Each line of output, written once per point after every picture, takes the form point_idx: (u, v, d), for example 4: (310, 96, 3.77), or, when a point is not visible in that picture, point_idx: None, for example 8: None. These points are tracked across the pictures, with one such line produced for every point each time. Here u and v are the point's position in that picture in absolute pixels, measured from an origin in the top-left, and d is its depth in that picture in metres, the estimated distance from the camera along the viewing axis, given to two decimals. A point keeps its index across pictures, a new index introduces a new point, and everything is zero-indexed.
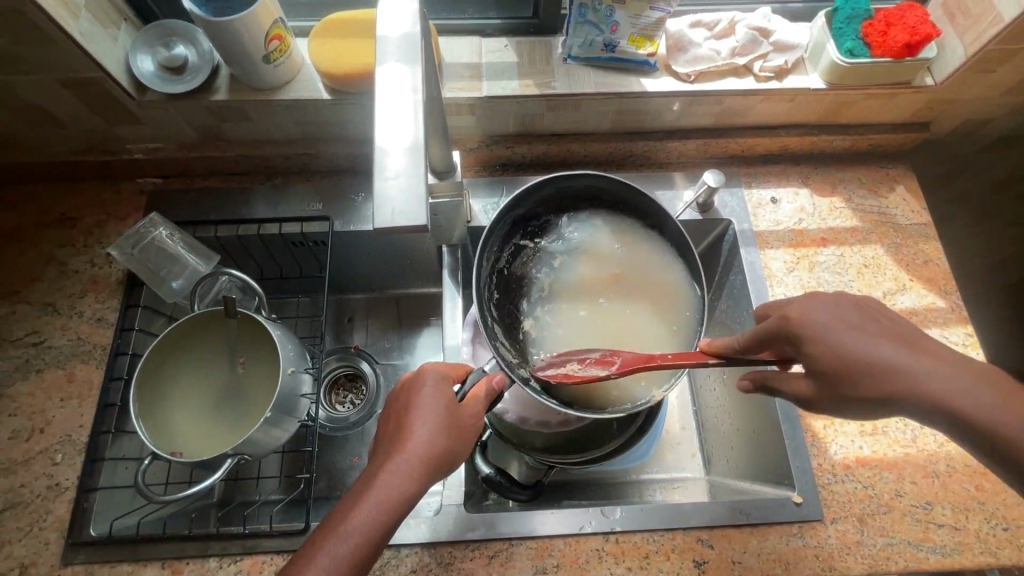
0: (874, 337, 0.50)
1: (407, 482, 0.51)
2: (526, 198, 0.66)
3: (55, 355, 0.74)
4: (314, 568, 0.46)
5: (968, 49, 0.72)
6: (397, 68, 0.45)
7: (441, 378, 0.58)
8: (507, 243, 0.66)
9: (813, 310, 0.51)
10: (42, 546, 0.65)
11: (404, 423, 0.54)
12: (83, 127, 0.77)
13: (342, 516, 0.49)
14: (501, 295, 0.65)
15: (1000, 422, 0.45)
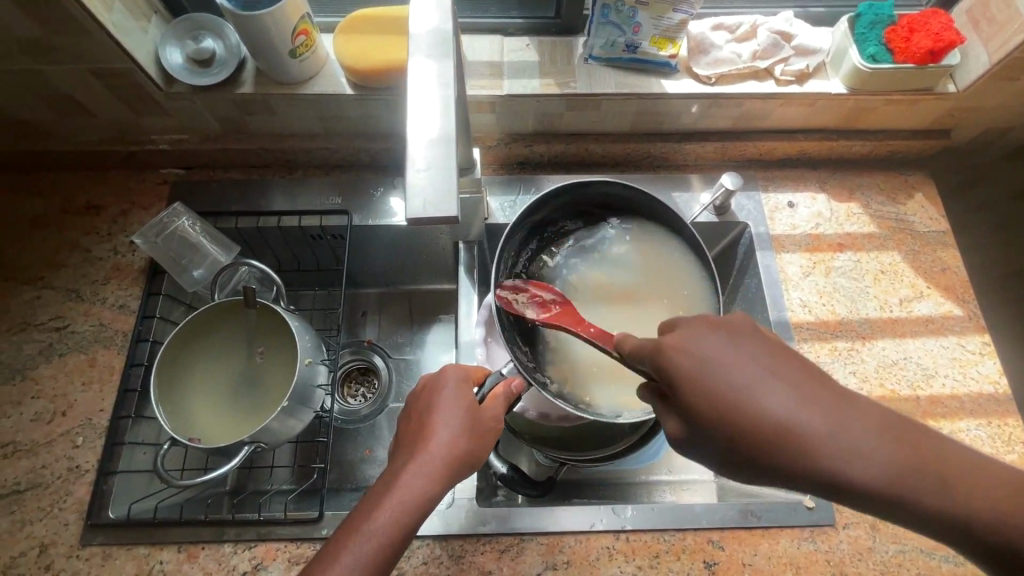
0: (774, 388, 0.41)
1: (428, 482, 0.51)
2: (543, 204, 0.66)
3: (77, 340, 0.76)
4: (337, 567, 0.47)
5: (992, 57, 0.71)
6: (428, 63, 0.46)
7: (462, 378, 0.58)
8: (524, 249, 0.68)
9: (696, 347, 0.43)
10: (62, 527, 0.67)
11: (425, 424, 0.55)
12: (111, 117, 0.78)
13: (364, 516, 0.49)
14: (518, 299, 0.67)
15: (911, 490, 0.39)
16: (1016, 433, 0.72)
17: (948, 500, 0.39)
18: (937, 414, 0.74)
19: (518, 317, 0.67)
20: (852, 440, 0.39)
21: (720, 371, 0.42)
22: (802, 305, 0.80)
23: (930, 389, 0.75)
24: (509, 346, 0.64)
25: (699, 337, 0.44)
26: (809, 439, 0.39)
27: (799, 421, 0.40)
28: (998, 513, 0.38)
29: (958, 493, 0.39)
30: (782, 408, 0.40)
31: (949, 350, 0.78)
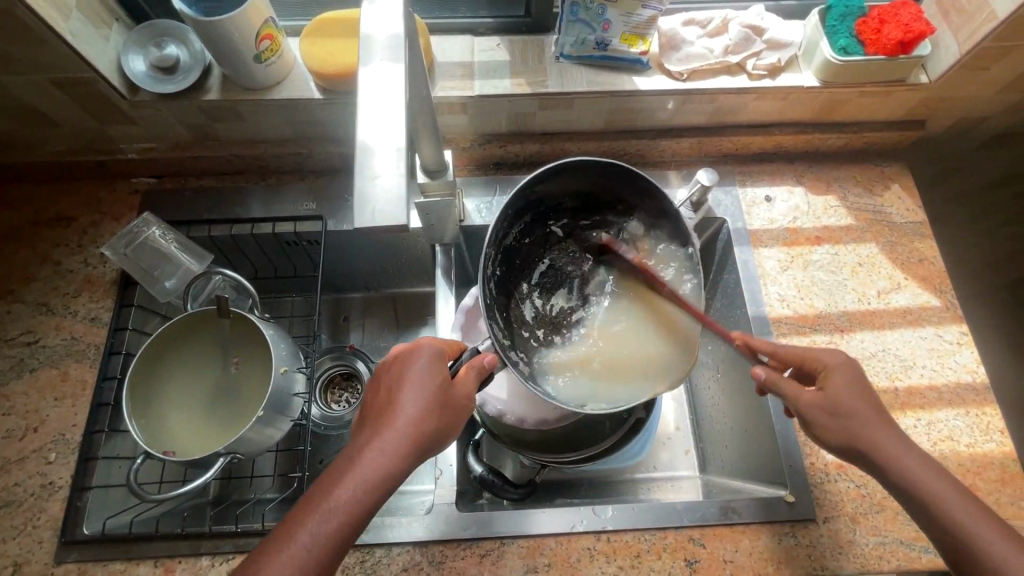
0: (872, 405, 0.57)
1: (393, 459, 0.51)
2: (549, 178, 0.62)
3: (48, 355, 0.75)
4: (296, 544, 0.46)
5: (963, 47, 0.71)
6: (381, 69, 0.45)
7: (436, 354, 0.57)
8: (518, 223, 0.65)
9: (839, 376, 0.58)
10: (35, 545, 0.66)
11: (392, 399, 0.54)
12: (76, 127, 0.77)
13: (325, 492, 0.49)
14: (502, 272, 0.66)
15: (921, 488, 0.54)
16: (994, 423, 0.73)
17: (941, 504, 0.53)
18: (916, 405, 0.74)
19: (499, 292, 0.65)
20: (876, 429, 0.56)
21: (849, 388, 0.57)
22: (780, 299, 0.80)
23: (908, 380, 0.75)
24: (489, 320, 0.61)
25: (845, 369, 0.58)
26: (884, 441, 0.55)
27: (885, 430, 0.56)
28: (971, 520, 0.52)
29: (930, 476, 0.54)
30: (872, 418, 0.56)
31: (927, 340, 0.78)
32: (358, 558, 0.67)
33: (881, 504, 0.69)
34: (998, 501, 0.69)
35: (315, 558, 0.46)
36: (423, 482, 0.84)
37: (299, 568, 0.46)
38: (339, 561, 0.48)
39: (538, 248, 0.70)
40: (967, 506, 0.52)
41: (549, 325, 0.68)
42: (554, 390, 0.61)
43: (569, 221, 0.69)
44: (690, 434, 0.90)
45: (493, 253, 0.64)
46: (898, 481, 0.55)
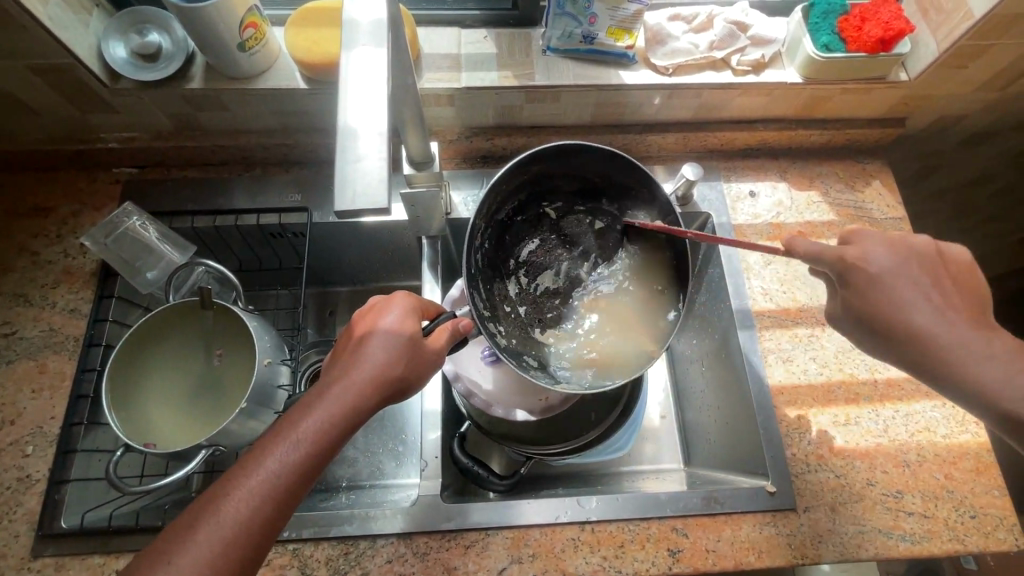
0: (913, 287, 0.52)
1: (359, 399, 0.52)
2: (545, 156, 0.62)
3: (26, 347, 0.73)
4: (263, 471, 0.46)
5: (941, 45, 0.73)
6: (364, 53, 0.45)
7: (410, 305, 0.58)
8: (512, 198, 0.66)
9: (872, 257, 0.52)
10: (11, 539, 0.65)
11: (362, 344, 0.54)
12: (56, 115, 0.75)
13: (292, 425, 0.49)
14: (491, 246, 0.66)
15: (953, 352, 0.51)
16: (970, 414, 0.74)
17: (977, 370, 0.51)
18: (894, 397, 0.76)
19: (486, 265, 0.66)
20: (919, 307, 0.52)
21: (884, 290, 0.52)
22: (763, 292, 0.82)
23: (887, 372, 0.77)
24: (471, 288, 0.61)
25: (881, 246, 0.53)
26: (920, 317, 0.52)
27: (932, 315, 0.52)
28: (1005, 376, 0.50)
29: (969, 334, 0.51)
30: (917, 302, 0.52)
31: None
32: (343, 550, 0.67)
33: (859, 493, 0.70)
34: (972, 490, 0.70)
35: (281, 485, 0.47)
36: (407, 476, 0.85)
37: (266, 493, 0.46)
38: (306, 490, 0.48)
39: (530, 228, 0.70)
40: (993, 364, 0.51)
41: (533, 304, 0.69)
42: (529, 364, 0.62)
43: (565, 204, 0.69)
44: (675, 424, 0.91)
45: (483, 223, 0.64)
46: (939, 354, 0.52)
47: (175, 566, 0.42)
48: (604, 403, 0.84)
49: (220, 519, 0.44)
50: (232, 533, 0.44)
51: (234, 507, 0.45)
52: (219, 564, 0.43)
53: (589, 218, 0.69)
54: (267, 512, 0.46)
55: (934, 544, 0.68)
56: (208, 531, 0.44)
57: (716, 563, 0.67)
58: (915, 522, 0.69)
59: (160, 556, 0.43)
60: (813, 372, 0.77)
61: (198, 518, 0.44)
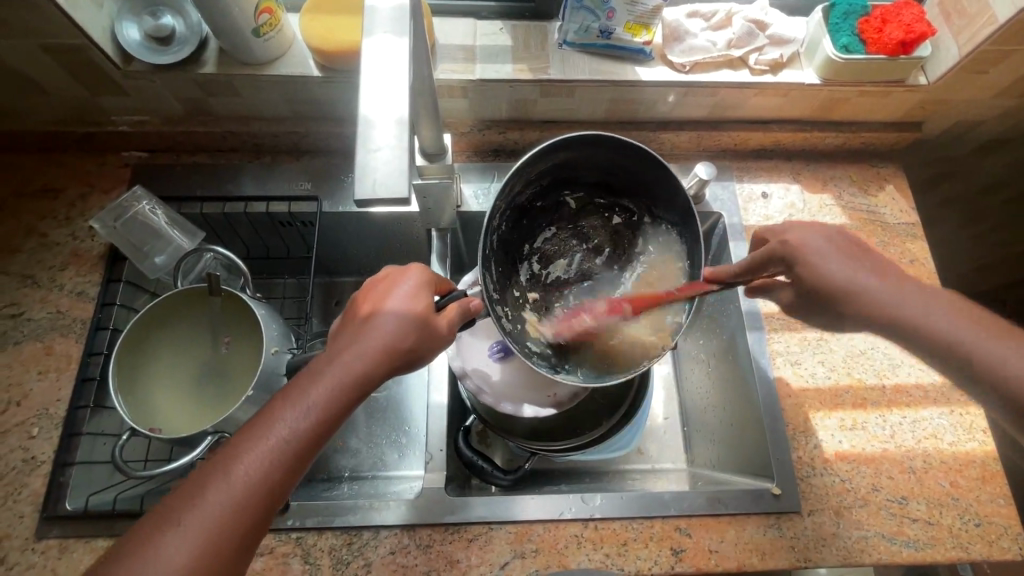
0: (849, 261, 0.56)
1: (367, 368, 0.51)
2: (571, 146, 0.59)
3: (33, 328, 0.73)
4: (272, 435, 0.47)
5: (962, 49, 0.72)
6: (386, 39, 0.44)
7: (425, 279, 0.57)
8: (535, 184, 0.63)
9: (810, 241, 0.57)
10: (16, 520, 0.65)
11: (374, 314, 0.54)
12: (67, 96, 0.75)
13: (302, 389, 0.50)
14: (508, 229, 0.65)
15: (920, 317, 0.53)
16: (976, 422, 0.74)
17: (944, 327, 0.52)
18: (902, 403, 0.76)
19: (502, 248, 0.65)
20: (868, 276, 0.55)
21: (833, 270, 0.55)
22: None
23: (895, 378, 0.77)
24: (485, 269, 0.62)
25: (812, 231, 0.58)
26: (869, 286, 0.54)
27: (872, 286, 0.55)
28: (967, 333, 0.51)
29: (927, 299, 0.54)
30: (853, 270, 0.55)
31: None
32: (346, 539, 0.67)
33: (864, 498, 0.70)
34: (977, 499, 0.70)
35: (290, 450, 0.47)
36: (410, 468, 0.85)
37: (274, 457, 0.47)
38: (314, 454, 0.49)
39: (548, 215, 0.68)
40: (956, 323, 0.52)
41: (542, 290, 0.70)
42: (530, 350, 0.62)
43: (587, 194, 0.67)
44: (677, 424, 0.91)
45: (503, 207, 0.62)
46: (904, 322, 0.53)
47: (186, 526, 0.43)
48: (609, 402, 0.84)
49: (230, 482, 0.45)
50: (243, 494, 0.45)
51: (244, 470, 0.46)
52: (229, 525, 0.44)
53: (607, 213, 0.68)
54: (274, 477, 0.46)
55: (937, 551, 0.68)
56: (219, 491, 0.45)
57: (719, 564, 0.67)
58: (919, 529, 0.69)
59: (170, 517, 0.44)
60: (821, 376, 0.77)
61: (207, 482, 0.45)
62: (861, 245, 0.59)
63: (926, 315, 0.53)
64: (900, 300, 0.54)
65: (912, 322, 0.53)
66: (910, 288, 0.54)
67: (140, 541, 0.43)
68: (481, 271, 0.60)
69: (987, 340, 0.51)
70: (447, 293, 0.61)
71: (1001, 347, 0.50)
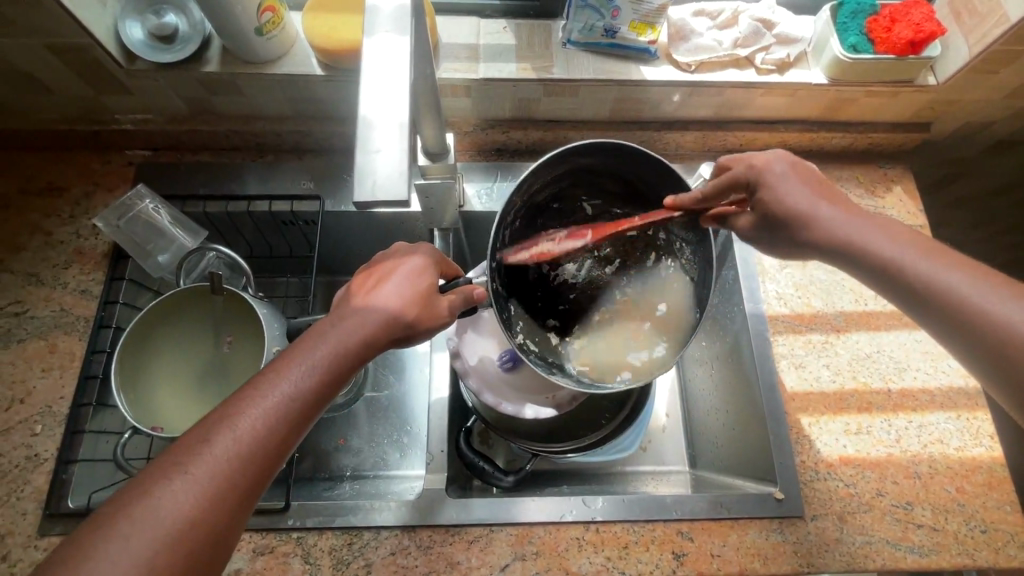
0: (807, 190, 0.57)
1: (370, 334, 0.51)
2: (593, 151, 0.59)
3: (37, 326, 0.73)
4: (276, 393, 0.46)
5: (973, 49, 0.71)
6: (386, 39, 0.44)
7: (431, 256, 0.58)
8: (553, 183, 0.63)
9: (775, 166, 0.58)
10: (18, 517, 0.65)
11: (379, 285, 0.54)
12: (71, 94, 0.75)
13: (306, 350, 0.49)
14: (522, 226, 0.64)
15: (871, 243, 0.52)
16: (983, 428, 0.73)
17: (900, 255, 0.51)
18: (908, 406, 0.75)
19: (516, 244, 0.65)
20: (834, 207, 0.55)
21: (789, 200, 0.56)
22: (777, 297, 0.81)
23: (901, 382, 0.76)
24: (494, 264, 0.61)
25: (779, 159, 0.58)
26: (826, 214, 0.55)
27: (830, 213, 0.55)
28: (924, 263, 0.50)
29: (887, 232, 0.53)
30: (813, 199, 0.56)
31: (922, 342, 0.78)
32: (346, 540, 0.67)
33: (869, 503, 0.70)
34: (983, 505, 0.69)
35: (296, 409, 0.47)
36: (411, 467, 0.85)
37: (279, 415, 0.46)
38: (315, 417, 0.49)
39: (563, 218, 0.68)
40: (915, 253, 0.51)
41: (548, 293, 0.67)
42: (527, 349, 0.62)
43: (604, 202, 0.66)
44: (679, 423, 0.91)
45: (521, 203, 0.62)
46: (849, 248, 0.53)
47: (192, 475, 0.42)
48: (611, 403, 0.83)
49: (237, 434, 0.44)
50: (247, 450, 0.44)
51: (249, 425, 0.45)
52: (233, 477, 0.43)
53: (623, 223, 0.67)
54: (278, 435, 0.46)
55: (943, 558, 0.67)
56: (224, 446, 0.44)
57: (721, 568, 0.66)
58: (924, 535, 0.68)
59: (174, 466, 0.42)
60: (826, 380, 0.76)
61: (212, 432, 0.44)
62: (827, 183, 0.58)
63: (880, 243, 0.52)
64: (856, 227, 0.54)
65: (870, 250, 0.52)
66: (869, 221, 0.54)
67: (142, 489, 0.41)
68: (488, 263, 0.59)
69: (942, 268, 0.49)
70: (453, 279, 0.62)
71: (961, 279, 0.48)
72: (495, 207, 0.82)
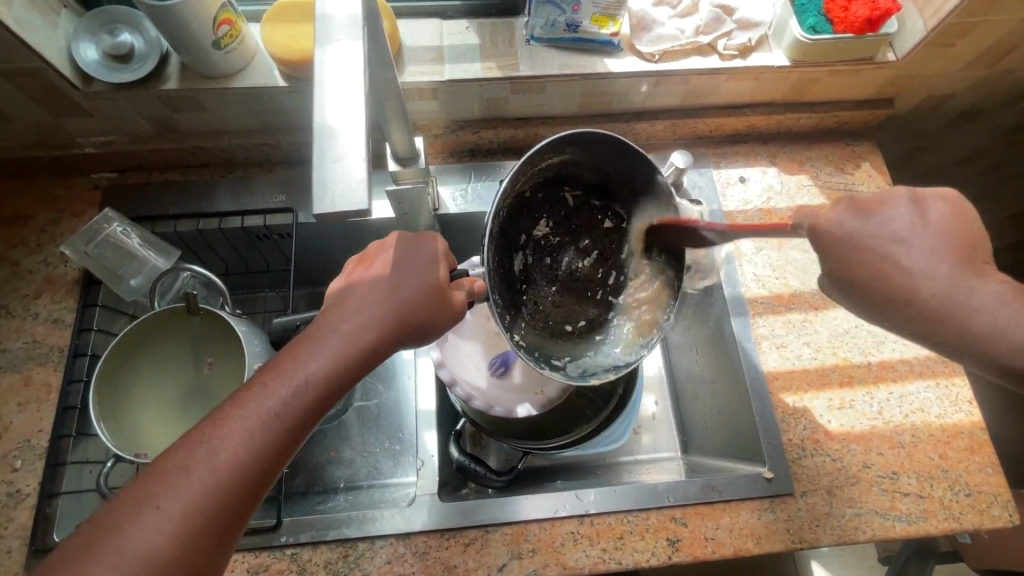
0: (913, 240, 0.44)
1: (365, 351, 0.51)
2: (579, 142, 0.59)
3: (9, 359, 0.72)
4: (259, 416, 0.46)
5: (927, 24, 0.72)
6: (340, 47, 0.43)
7: (441, 245, 0.57)
8: (537, 173, 0.62)
9: (862, 213, 0.45)
10: (3, 555, 0.63)
11: (384, 280, 0.54)
12: (29, 120, 0.73)
13: (300, 367, 0.49)
14: (506, 217, 0.61)
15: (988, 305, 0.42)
16: (962, 394, 0.75)
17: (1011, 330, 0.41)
18: (888, 378, 0.76)
19: (503, 236, 0.61)
20: (923, 256, 0.43)
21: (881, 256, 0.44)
22: (755, 279, 0.82)
23: (880, 354, 0.77)
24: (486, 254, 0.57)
25: (902, 199, 0.45)
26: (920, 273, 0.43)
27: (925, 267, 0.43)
28: None
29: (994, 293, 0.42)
30: (911, 255, 0.43)
31: None
32: (341, 552, 0.66)
33: (856, 476, 0.71)
34: (966, 469, 0.71)
35: (280, 432, 0.47)
36: (405, 474, 0.84)
37: (262, 439, 0.46)
38: (301, 439, 0.48)
39: (546, 210, 0.65)
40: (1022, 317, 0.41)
41: (531, 284, 0.65)
42: (516, 341, 0.59)
43: (582, 196, 0.65)
44: (668, 411, 0.92)
45: (507, 194, 0.59)
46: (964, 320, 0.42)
47: (165, 508, 0.42)
48: (599, 395, 0.84)
49: (215, 462, 0.44)
50: (225, 478, 0.44)
51: (230, 451, 0.44)
52: (211, 507, 0.43)
53: (599, 215, 0.66)
54: (260, 459, 0.45)
55: (930, 524, 0.68)
56: (202, 474, 0.43)
57: (715, 550, 0.67)
58: (911, 503, 0.69)
59: (148, 499, 0.42)
60: (807, 357, 0.77)
61: (188, 460, 0.44)
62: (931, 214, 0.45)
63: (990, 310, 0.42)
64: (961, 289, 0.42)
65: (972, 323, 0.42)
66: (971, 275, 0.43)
67: (115, 521, 0.41)
68: (483, 253, 0.56)
69: None
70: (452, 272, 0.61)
71: None
72: (471, 208, 0.82)
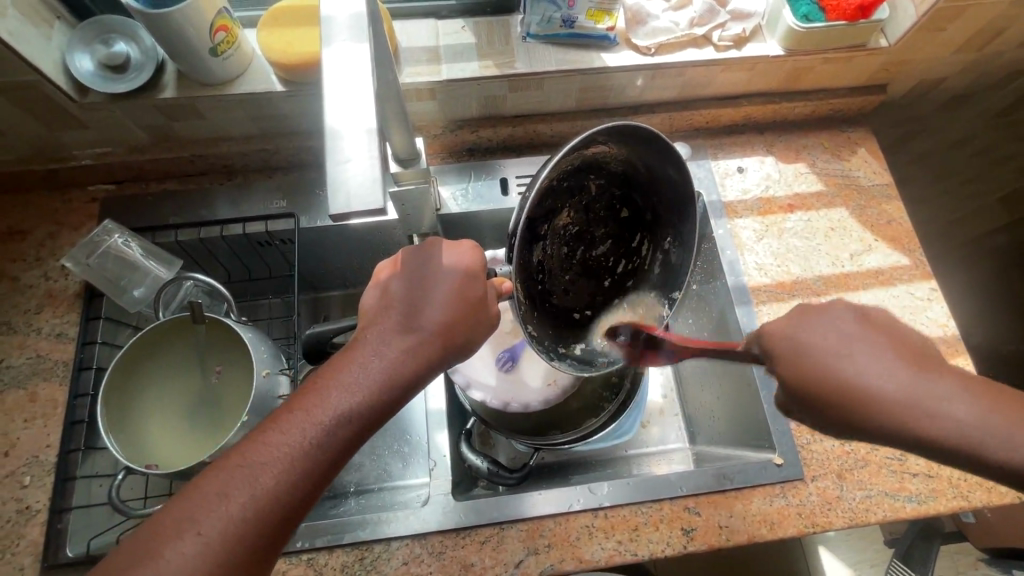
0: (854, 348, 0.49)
1: (402, 375, 0.51)
2: (615, 133, 0.56)
3: (13, 376, 0.71)
4: (298, 444, 0.46)
5: (918, 8, 0.73)
6: (345, 49, 0.43)
7: (475, 257, 0.56)
8: (567, 160, 0.58)
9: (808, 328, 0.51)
10: (16, 573, 0.63)
11: (419, 296, 0.54)
12: (24, 134, 0.73)
13: (338, 391, 0.49)
14: (533, 207, 0.58)
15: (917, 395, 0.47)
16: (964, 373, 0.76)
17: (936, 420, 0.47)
18: None
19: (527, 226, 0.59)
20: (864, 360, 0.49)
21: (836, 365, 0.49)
22: (758, 267, 0.81)
23: None
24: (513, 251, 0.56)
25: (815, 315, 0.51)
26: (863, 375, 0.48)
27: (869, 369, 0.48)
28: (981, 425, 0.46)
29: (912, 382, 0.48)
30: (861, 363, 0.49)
31: (899, 298, 0.79)
32: (357, 555, 0.66)
33: (865, 459, 0.71)
34: None
35: (318, 460, 0.47)
36: (416, 476, 0.84)
37: (301, 465, 0.46)
38: (341, 465, 0.48)
39: (567, 197, 0.62)
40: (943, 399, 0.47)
41: (548, 273, 0.64)
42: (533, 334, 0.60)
43: (603, 184, 0.63)
44: (674, 403, 0.92)
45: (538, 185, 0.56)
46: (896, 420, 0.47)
47: (204, 534, 0.42)
48: (606, 390, 0.84)
49: (256, 489, 0.44)
50: (264, 505, 0.44)
51: (270, 479, 0.45)
52: (249, 536, 0.43)
53: (618, 204, 0.65)
54: (299, 486, 0.46)
55: (940, 503, 0.69)
56: (241, 501, 0.44)
57: (730, 538, 0.67)
58: (920, 483, 0.70)
59: (187, 524, 0.42)
60: None
61: (228, 486, 0.44)
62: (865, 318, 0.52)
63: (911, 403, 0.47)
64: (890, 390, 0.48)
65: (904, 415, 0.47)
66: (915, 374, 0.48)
67: (153, 547, 0.41)
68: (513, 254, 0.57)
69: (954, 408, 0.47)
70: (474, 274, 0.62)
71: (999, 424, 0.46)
72: (472, 207, 0.82)
